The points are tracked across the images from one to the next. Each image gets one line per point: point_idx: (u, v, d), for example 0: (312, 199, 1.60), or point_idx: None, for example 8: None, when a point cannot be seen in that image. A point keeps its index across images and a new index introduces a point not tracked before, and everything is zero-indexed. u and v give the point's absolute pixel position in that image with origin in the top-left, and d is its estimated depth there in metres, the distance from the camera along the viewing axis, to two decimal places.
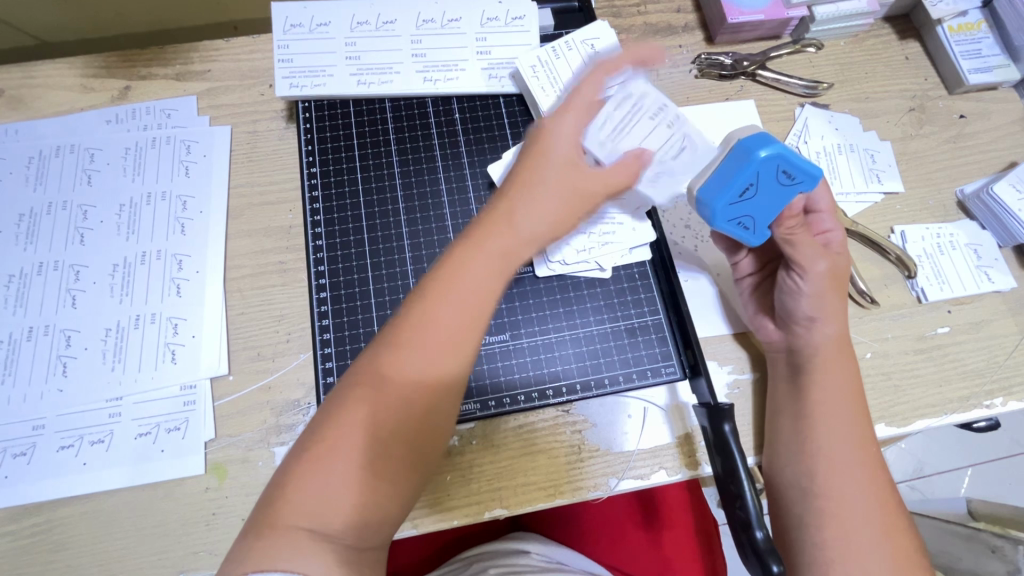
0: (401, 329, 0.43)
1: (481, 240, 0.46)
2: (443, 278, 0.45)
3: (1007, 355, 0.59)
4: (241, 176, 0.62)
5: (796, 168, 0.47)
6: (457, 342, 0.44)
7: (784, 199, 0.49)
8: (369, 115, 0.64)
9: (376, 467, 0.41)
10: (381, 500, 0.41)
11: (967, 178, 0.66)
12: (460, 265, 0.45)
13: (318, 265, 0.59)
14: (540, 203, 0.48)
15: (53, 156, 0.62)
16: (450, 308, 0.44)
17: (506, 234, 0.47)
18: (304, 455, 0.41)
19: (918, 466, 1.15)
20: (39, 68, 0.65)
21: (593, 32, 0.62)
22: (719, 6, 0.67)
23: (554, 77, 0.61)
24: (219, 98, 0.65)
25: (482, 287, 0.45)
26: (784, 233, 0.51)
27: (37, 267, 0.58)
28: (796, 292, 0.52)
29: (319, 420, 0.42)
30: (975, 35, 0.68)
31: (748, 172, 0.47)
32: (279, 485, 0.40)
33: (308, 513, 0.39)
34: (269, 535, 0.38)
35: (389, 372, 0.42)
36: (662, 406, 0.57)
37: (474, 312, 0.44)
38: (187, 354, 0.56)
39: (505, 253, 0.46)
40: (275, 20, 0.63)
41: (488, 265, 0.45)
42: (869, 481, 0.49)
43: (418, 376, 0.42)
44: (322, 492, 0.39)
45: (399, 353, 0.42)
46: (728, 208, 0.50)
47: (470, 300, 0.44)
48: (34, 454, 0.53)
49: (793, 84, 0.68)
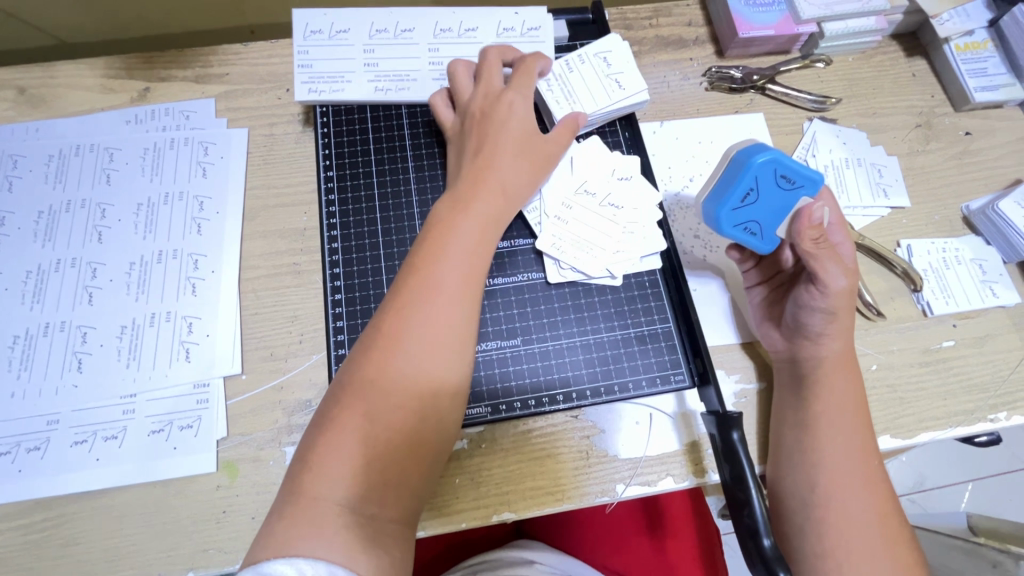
0: (403, 285, 0.47)
1: (469, 201, 0.51)
2: (434, 242, 0.49)
3: (1011, 370, 0.60)
4: (258, 178, 0.63)
5: (794, 173, 0.50)
6: (460, 296, 0.47)
7: (785, 204, 0.52)
8: (385, 120, 0.65)
9: (395, 427, 0.42)
10: (398, 460, 0.42)
11: (973, 194, 0.67)
12: (450, 225, 0.50)
13: (333, 268, 0.60)
14: (512, 165, 0.54)
15: (73, 155, 0.63)
16: (448, 262, 0.48)
17: (494, 194, 0.52)
18: (324, 422, 0.42)
19: (918, 479, 1.15)
20: (61, 69, 0.66)
21: (605, 45, 0.64)
22: (730, 21, 0.68)
23: (568, 89, 0.62)
24: (237, 101, 0.66)
25: (473, 242, 0.50)
26: (810, 249, 0.49)
27: (55, 264, 0.59)
28: (811, 306, 0.52)
29: (334, 395, 0.44)
30: (981, 54, 0.69)
31: (746, 180, 0.51)
32: (302, 462, 0.41)
33: (328, 475, 0.40)
34: (299, 505, 0.39)
35: (399, 326, 0.45)
36: (670, 413, 0.57)
37: (472, 266, 0.49)
38: (202, 352, 0.57)
39: (493, 213, 0.52)
40: (296, 26, 0.65)
41: (472, 229, 0.50)
42: (873, 492, 0.49)
43: (427, 327, 0.45)
44: (338, 452, 0.41)
45: (403, 308, 0.46)
46: (731, 214, 0.53)
47: (462, 253, 0.49)
48: (48, 449, 0.54)
49: (802, 98, 0.69)
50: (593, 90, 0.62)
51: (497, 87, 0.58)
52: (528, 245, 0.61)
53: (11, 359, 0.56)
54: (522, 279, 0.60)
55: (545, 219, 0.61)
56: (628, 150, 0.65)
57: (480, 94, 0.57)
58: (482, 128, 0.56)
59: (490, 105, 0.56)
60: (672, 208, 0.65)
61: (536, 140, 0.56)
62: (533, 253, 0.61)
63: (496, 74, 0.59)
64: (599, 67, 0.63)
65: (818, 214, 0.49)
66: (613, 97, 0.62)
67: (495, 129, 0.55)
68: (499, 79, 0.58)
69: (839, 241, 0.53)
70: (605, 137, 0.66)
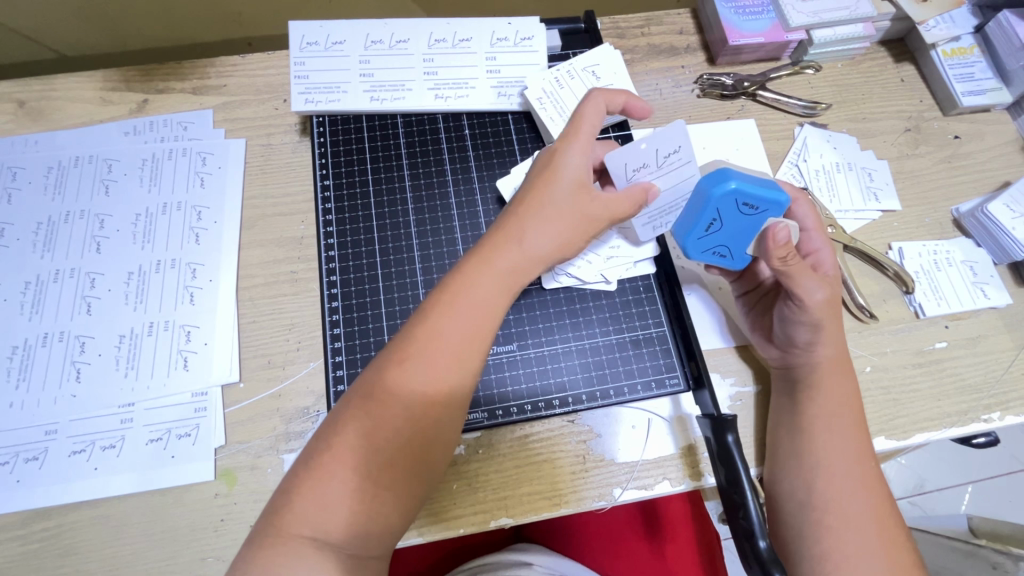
0: (412, 341, 0.45)
1: (487, 258, 0.48)
2: (449, 294, 0.47)
3: (1004, 370, 0.60)
4: (255, 187, 0.64)
5: (755, 200, 0.49)
6: (460, 359, 0.45)
7: (750, 226, 0.52)
8: (381, 129, 0.66)
9: (378, 475, 0.42)
10: (383, 507, 0.42)
11: (963, 197, 0.68)
12: (466, 282, 0.47)
13: (330, 275, 0.60)
14: (548, 223, 0.50)
15: (72, 167, 0.64)
16: (456, 323, 0.45)
17: (515, 250, 0.49)
18: (312, 463, 0.42)
19: (918, 482, 1.15)
20: (60, 81, 0.67)
21: (594, 58, 0.65)
22: (720, 29, 0.69)
23: (561, 107, 0.64)
24: (235, 112, 0.67)
25: (486, 304, 0.47)
26: (777, 267, 0.49)
27: (54, 274, 0.59)
28: (794, 320, 0.53)
29: (325, 431, 0.43)
30: (968, 59, 0.70)
31: (707, 213, 0.51)
32: (285, 494, 0.41)
33: (311, 521, 0.39)
34: (276, 544, 0.39)
35: (395, 385, 0.43)
36: (666, 417, 0.57)
37: (480, 331, 0.46)
38: (199, 361, 0.57)
39: (509, 271, 0.48)
40: (292, 37, 0.65)
41: (493, 283, 0.48)
42: (869, 492, 0.49)
43: (423, 390, 0.44)
44: (322, 500, 0.40)
45: (405, 364, 0.44)
46: (698, 242, 0.54)
47: (474, 312, 0.46)
48: (46, 459, 0.54)
49: (792, 104, 0.70)
50: None
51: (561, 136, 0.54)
52: None
53: (9, 369, 0.56)
54: None
55: None
56: None
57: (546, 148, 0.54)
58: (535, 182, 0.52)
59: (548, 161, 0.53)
60: None
61: (585, 206, 0.51)
62: None
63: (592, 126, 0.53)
64: (588, 81, 0.64)
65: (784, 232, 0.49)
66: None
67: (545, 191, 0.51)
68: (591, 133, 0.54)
69: (816, 248, 0.55)
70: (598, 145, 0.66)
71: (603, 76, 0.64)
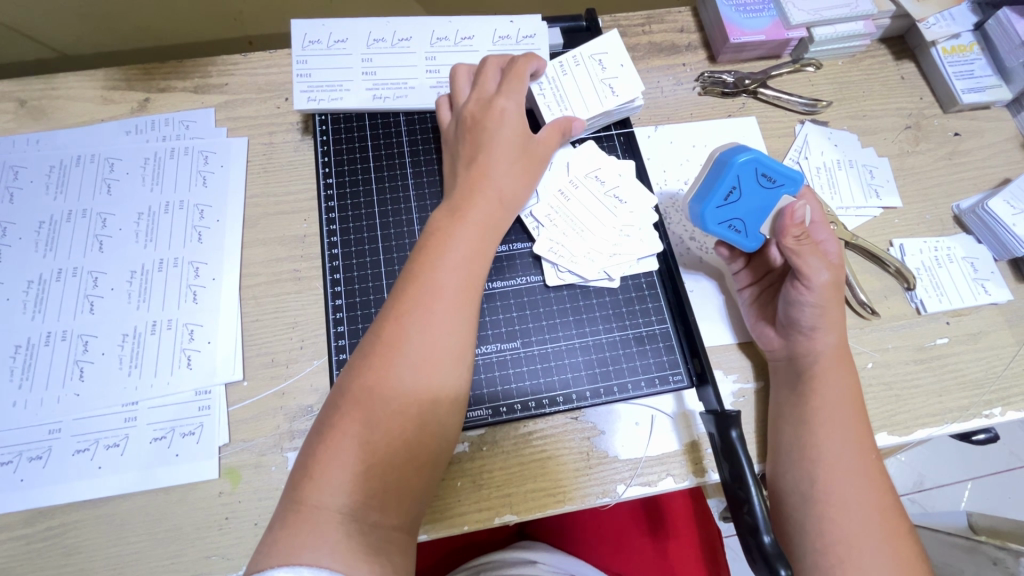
0: (405, 296, 0.47)
1: (465, 209, 0.52)
2: (434, 249, 0.50)
3: (1004, 366, 0.61)
4: (258, 186, 0.64)
5: (775, 172, 0.53)
6: (456, 310, 0.47)
7: (767, 202, 0.54)
8: (383, 127, 0.66)
9: (389, 436, 0.43)
10: (394, 467, 0.42)
11: (963, 194, 0.68)
12: (448, 236, 0.50)
13: (333, 273, 0.60)
14: (507, 168, 0.55)
15: (74, 166, 0.64)
16: (450, 274, 0.48)
17: (490, 202, 0.53)
18: (325, 430, 0.43)
19: (918, 479, 1.16)
20: (61, 81, 0.67)
21: (600, 47, 0.64)
22: (721, 27, 0.69)
23: (560, 93, 0.62)
24: (237, 111, 0.67)
25: (472, 254, 0.50)
26: (791, 244, 0.51)
27: (56, 274, 0.59)
28: (800, 302, 0.53)
29: (336, 399, 0.44)
30: (968, 57, 0.70)
31: (729, 178, 0.53)
32: (303, 469, 0.42)
33: (328, 484, 0.40)
34: (300, 517, 0.39)
35: (396, 340, 0.45)
36: (670, 413, 0.58)
37: (467, 275, 0.49)
38: (203, 359, 0.57)
39: (486, 220, 0.52)
40: (294, 36, 0.65)
41: (473, 234, 0.51)
42: (872, 487, 0.50)
43: (424, 341, 0.45)
44: (337, 461, 0.41)
45: (403, 320, 0.46)
46: (716, 211, 0.55)
47: (461, 261, 0.49)
48: (50, 458, 0.54)
49: (793, 101, 0.70)
50: (587, 93, 0.62)
51: (489, 91, 0.59)
52: (526, 249, 0.62)
53: (13, 369, 0.56)
54: (520, 284, 0.61)
55: (542, 222, 0.61)
56: (623, 154, 0.66)
57: (473, 98, 0.58)
58: (475, 135, 0.56)
59: (482, 111, 0.57)
60: (668, 209, 0.66)
61: (529, 146, 0.57)
62: (530, 256, 0.62)
63: (490, 77, 0.59)
64: (593, 69, 0.63)
65: (802, 212, 0.51)
66: (607, 101, 0.62)
67: (489, 137, 0.55)
68: (492, 82, 0.59)
69: (823, 239, 0.55)
70: (600, 143, 0.67)
71: (608, 66, 0.64)
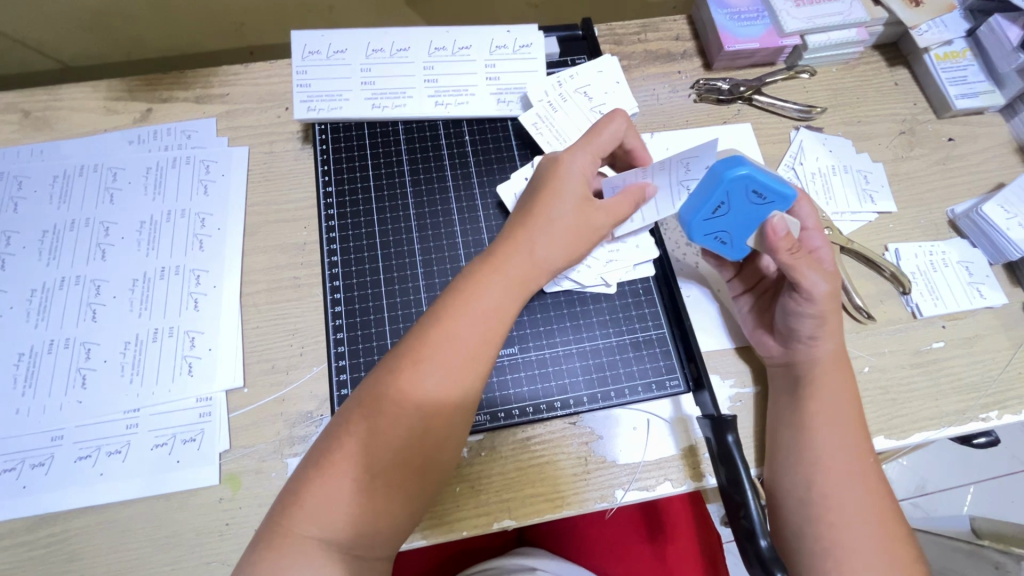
0: (421, 343, 0.45)
1: (500, 264, 0.50)
2: (460, 298, 0.48)
3: (1000, 370, 0.61)
4: (259, 195, 0.65)
5: (767, 188, 0.50)
6: (474, 363, 0.46)
7: (755, 216, 0.52)
8: (382, 136, 0.67)
9: (388, 478, 0.42)
10: (390, 510, 0.43)
11: (957, 198, 0.68)
12: (480, 286, 0.48)
13: (333, 281, 0.61)
14: (556, 233, 0.51)
15: (77, 176, 0.64)
16: (473, 325, 0.46)
17: (524, 259, 0.50)
18: (321, 459, 0.43)
19: (920, 483, 1.16)
20: (65, 92, 0.68)
21: (584, 80, 0.66)
22: (716, 35, 0.70)
23: (558, 131, 0.65)
24: (238, 120, 0.68)
25: (501, 308, 0.48)
26: (786, 261, 0.50)
27: (59, 282, 0.60)
28: (799, 313, 0.53)
29: (335, 426, 0.44)
30: (960, 63, 0.71)
31: (718, 194, 0.51)
32: (296, 492, 0.42)
33: (317, 517, 0.41)
34: (288, 541, 0.40)
35: (407, 387, 0.44)
36: (667, 418, 0.58)
37: (489, 330, 0.47)
38: (204, 366, 0.58)
39: (521, 277, 0.50)
40: (294, 47, 0.66)
41: (503, 289, 0.49)
42: (868, 489, 0.50)
43: (434, 394, 0.44)
44: (331, 497, 0.41)
45: (418, 367, 0.44)
46: (703, 223, 0.54)
47: (486, 315, 0.47)
48: (52, 465, 0.54)
49: (788, 108, 0.70)
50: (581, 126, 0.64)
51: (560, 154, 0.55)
52: None
53: (16, 376, 0.57)
54: None
55: None
56: None
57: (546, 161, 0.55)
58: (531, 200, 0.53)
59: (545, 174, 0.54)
60: (666, 218, 0.66)
61: (590, 218, 0.52)
62: None
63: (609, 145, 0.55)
64: (581, 102, 0.65)
65: (784, 228, 0.50)
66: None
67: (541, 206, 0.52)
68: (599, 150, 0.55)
69: (817, 245, 0.55)
70: None
71: (596, 94, 0.66)
